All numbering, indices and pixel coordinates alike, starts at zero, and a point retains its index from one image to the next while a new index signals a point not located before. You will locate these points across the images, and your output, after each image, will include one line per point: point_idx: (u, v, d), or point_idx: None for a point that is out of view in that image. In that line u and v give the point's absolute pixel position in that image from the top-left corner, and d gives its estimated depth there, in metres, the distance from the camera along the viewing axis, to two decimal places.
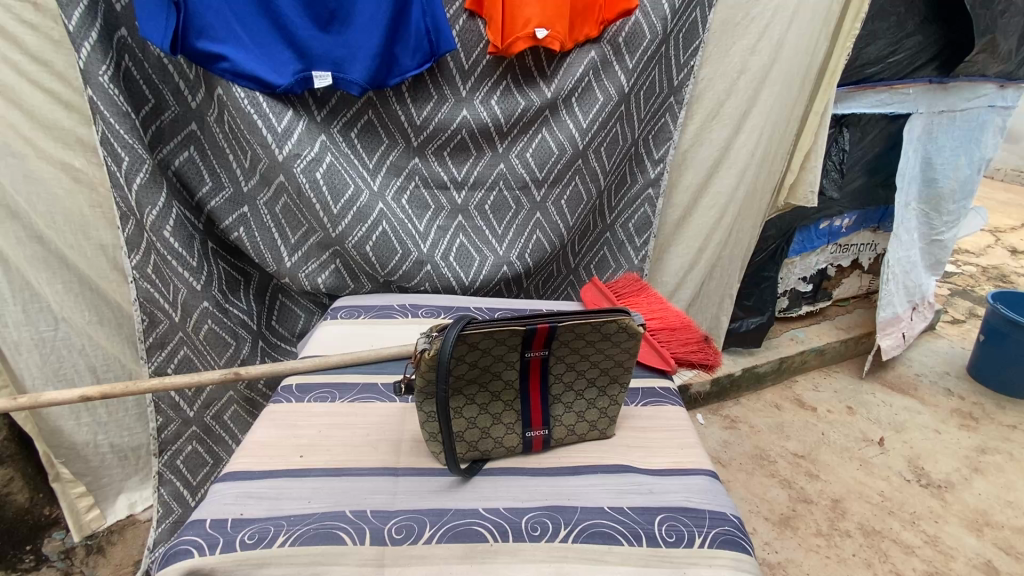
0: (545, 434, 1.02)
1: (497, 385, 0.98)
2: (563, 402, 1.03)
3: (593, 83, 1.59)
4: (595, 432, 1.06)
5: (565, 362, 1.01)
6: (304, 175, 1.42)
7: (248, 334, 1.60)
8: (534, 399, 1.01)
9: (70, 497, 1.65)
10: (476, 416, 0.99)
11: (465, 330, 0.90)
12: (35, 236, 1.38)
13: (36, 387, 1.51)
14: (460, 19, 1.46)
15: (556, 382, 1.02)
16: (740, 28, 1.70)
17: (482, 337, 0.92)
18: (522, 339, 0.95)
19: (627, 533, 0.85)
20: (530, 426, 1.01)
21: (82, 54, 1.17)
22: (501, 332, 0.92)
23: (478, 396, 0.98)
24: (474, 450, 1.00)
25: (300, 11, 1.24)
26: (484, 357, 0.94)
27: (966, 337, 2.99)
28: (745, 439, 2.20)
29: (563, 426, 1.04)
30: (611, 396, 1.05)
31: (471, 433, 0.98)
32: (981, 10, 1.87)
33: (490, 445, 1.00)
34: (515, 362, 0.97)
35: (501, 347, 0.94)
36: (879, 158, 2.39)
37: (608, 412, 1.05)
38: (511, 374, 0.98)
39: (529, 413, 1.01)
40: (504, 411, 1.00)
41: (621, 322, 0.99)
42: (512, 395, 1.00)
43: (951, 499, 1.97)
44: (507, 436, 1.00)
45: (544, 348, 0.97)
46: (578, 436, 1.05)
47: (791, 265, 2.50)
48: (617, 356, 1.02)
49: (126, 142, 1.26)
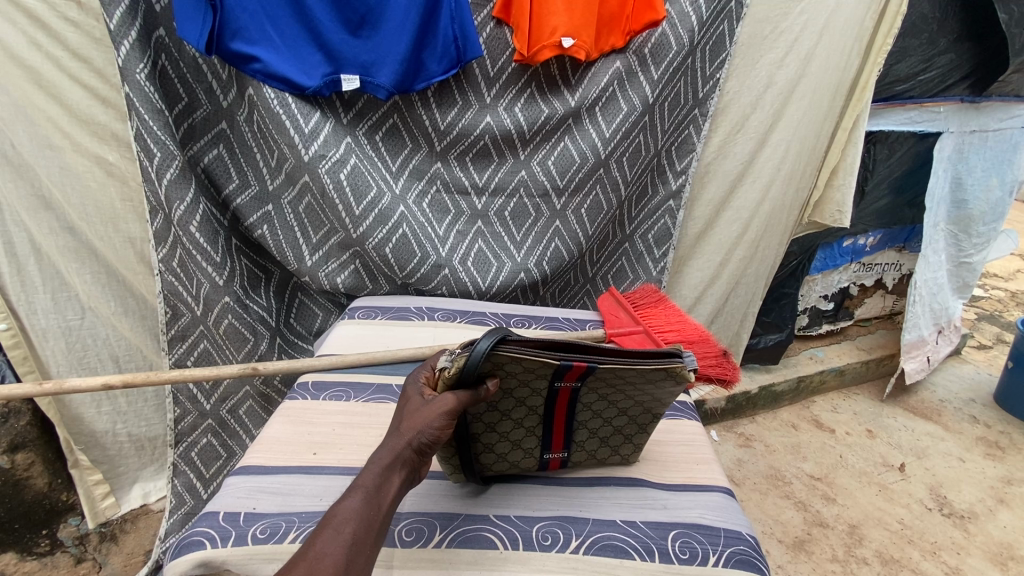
0: (563, 456, 0.97)
1: (520, 411, 0.90)
2: (590, 429, 0.96)
3: (617, 92, 1.59)
4: (616, 457, 1.00)
5: (598, 393, 0.92)
6: (328, 176, 1.45)
7: (267, 330, 1.62)
8: (558, 427, 0.93)
9: (87, 484, 1.68)
10: (494, 441, 0.91)
11: (493, 351, 0.80)
12: (68, 227, 1.42)
13: (61, 373, 1.55)
14: (487, 26, 1.48)
15: (584, 410, 0.94)
16: (768, 41, 1.69)
17: (511, 361, 0.82)
18: (556, 368, 0.84)
19: (640, 547, 0.84)
20: (549, 448, 0.95)
21: (122, 51, 1.20)
22: (533, 360, 0.82)
23: (499, 423, 0.90)
24: (487, 468, 0.94)
25: (332, 15, 1.27)
26: (509, 382, 0.85)
27: (994, 364, 2.90)
28: (759, 458, 2.16)
29: (584, 450, 0.98)
30: (643, 426, 0.98)
31: (486, 455, 0.92)
32: (1016, 30, 1.81)
33: (505, 465, 0.95)
34: (541, 388, 0.88)
35: (529, 374, 0.85)
36: (909, 177, 2.34)
37: (637, 442, 1.00)
38: (537, 401, 0.89)
39: (550, 439, 0.94)
40: (525, 437, 0.92)
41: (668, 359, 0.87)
42: (535, 422, 0.92)
43: (975, 531, 1.90)
44: (525, 459, 0.95)
45: (576, 377, 0.87)
46: (598, 460, 1.00)
47: (813, 282, 2.45)
48: (658, 393, 0.93)
49: (158, 138, 1.29)
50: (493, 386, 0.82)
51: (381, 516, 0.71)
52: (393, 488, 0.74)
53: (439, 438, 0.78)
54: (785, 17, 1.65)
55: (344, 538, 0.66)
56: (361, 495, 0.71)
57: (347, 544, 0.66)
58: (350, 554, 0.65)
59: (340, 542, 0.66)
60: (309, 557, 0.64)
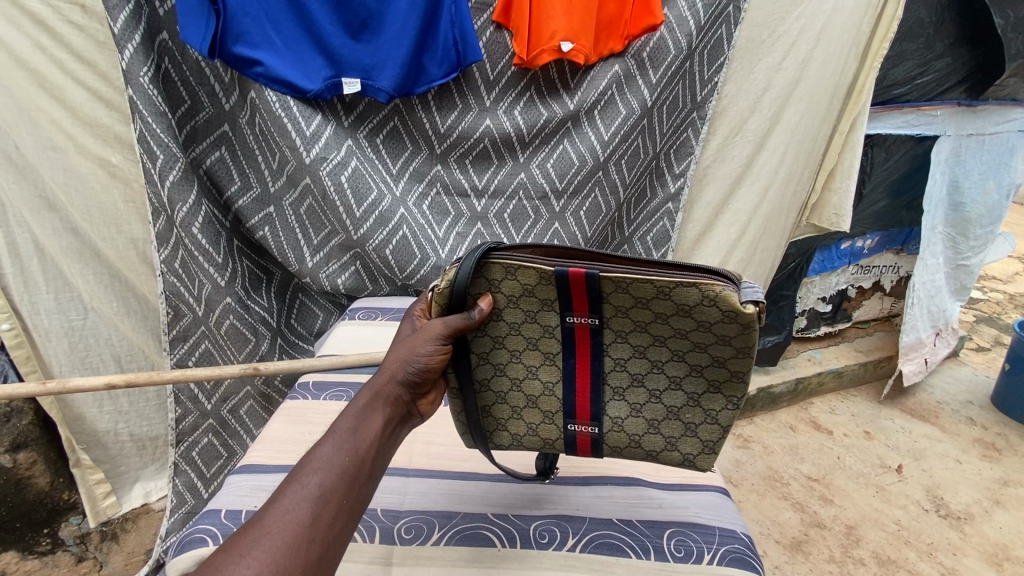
0: (592, 432, 0.86)
1: (533, 356, 0.83)
2: (630, 402, 0.83)
3: (616, 96, 1.61)
4: (672, 449, 0.85)
5: (631, 346, 0.80)
6: (330, 178, 1.47)
7: (267, 331, 1.64)
8: (582, 385, 0.83)
9: (88, 484, 1.69)
10: (506, 391, 0.86)
11: (484, 261, 0.78)
12: (71, 228, 1.43)
13: (63, 373, 1.57)
14: (487, 30, 1.49)
15: (619, 371, 0.82)
16: (766, 45, 1.70)
17: (505, 277, 0.78)
18: (558, 292, 0.77)
19: (635, 546, 0.85)
20: (573, 417, 0.85)
21: (126, 54, 1.22)
22: (526, 274, 0.77)
23: (509, 368, 0.85)
24: (504, 431, 0.89)
25: (334, 19, 1.28)
26: (512, 311, 0.81)
27: (992, 366, 2.91)
28: (757, 459, 2.17)
29: (623, 431, 0.85)
30: (706, 409, 0.82)
31: (499, 411, 0.88)
32: (1015, 35, 1.81)
33: (523, 429, 0.88)
34: (553, 327, 0.81)
35: (531, 298, 0.79)
36: (906, 180, 2.35)
37: (701, 434, 0.83)
38: (551, 345, 0.82)
39: (574, 403, 0.85)
40: (542, 394, 0.85)
41: (708, 289, 0.73)
42: (553, 375, 0.84)
43: (971, 532, 1.91)
44: (543, 425, 0.87)
45: (591, 312, 0.78)
46: (646, 449, 0.86)
47: (811, 284, 2.47)
48: (713, 350, 0.77)
49: (161, 140, 1.30)
50: (486, 305, 0.78)
51: (355, 463, 0.64)
52: (372, 432, 0.68)
53: (430, 366, 0.76)
54: (783, 21, 1.67)
55: (312, 489, 0.60)
56: (334, 441, 0.65)
57: (314, 496, 0.60)
58: (316, 508, 0.59)
59: (304, 496, 0.60)
60: (269, 515, 0.58)
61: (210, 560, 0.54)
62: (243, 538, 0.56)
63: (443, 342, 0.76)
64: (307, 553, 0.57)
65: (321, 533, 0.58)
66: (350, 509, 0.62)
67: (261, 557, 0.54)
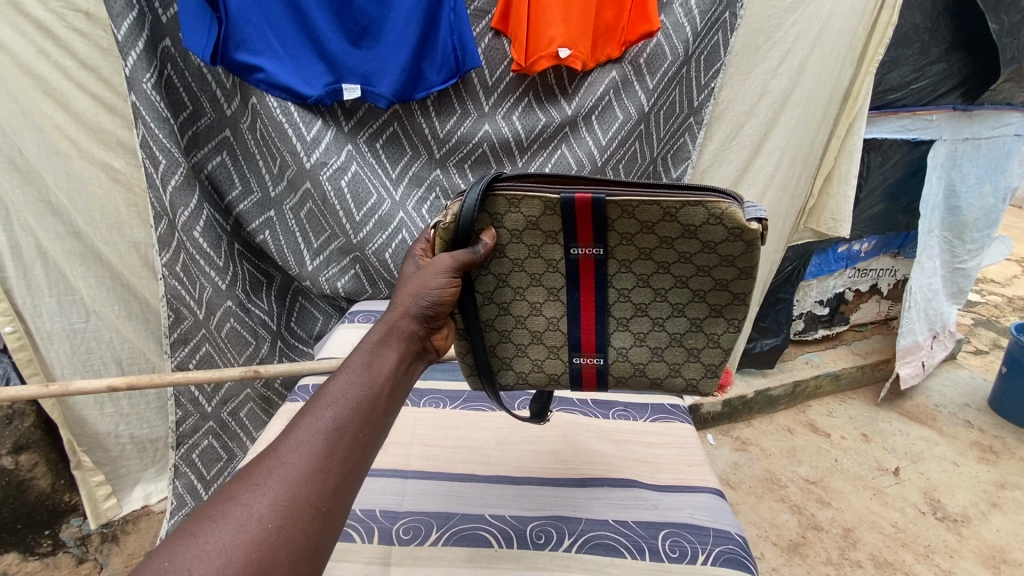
0: (598, 363, 0.88)
1: (537, 292, 0.85)
2: (633, 332, 0.86)
3: (613, 101, 1.63)
4: (676, 376, 0.88)
5: (635, 275, 0.83)
6: (330, 183, 1.49)
7: (267, 334, 1.65)
8: (587, 319, 0.86)
9: (89, 485, 1.70)
10: (512, 330, 0.88)
11: (488, 194, 0.79)
12: (74, 232, 1.45)
13: (65, 375, 1.58)
14: (486, 37, 1.51)
15: (622, 301, 0.85)
16: (762, 51, 1.72)
17: (509, 210, 0.79)
18: (563, 222, 0.79)
19: (630, 546, 0.86)
20: (578, 351, 0.88)
21: (129, 61, 1.23)
22: (530, 205, 0.78)
23: (514, 306, 0.87)
24: (510, 370, 0.91)
25: (334, 26, 1.30)
26: (516, 245, 0.82)
27: (990, 369, 2.92)
28: (755, 462, 2.18)
29: (629, 362, 0.87)
30: (708, 334, 0.85)
31: (505, 349, 0.89)
32: (1008, 39, 1.84)
33: (528, 367, 0.90)
34: (557, 261, 0.83)
35: (534, 232, 0.80)
36: (902, 184, 2.37)
37: (704, 359, 0.86)
38: (554, 279, 0.84)
39: (580, 337, 0.87)
40: (547, 330, 0.87)
41: (714, 208, 0.76)
42: (558, 310, 0.86)
43: (968, 534, 1.92)
44: (549, 360, 0.89)
45: (596, 242, 0.80)
46: (651, 379, 0.88)
47: (807, 287, 2.48)
48: (716, 273, 0.80)
49: (163, 145, 1.32)
50: (489, 239, 0.79)
51: (371, 395, 0.60)
52: (387, 366, 0.65)
53: (442, 300, 0.74)
54: (779, 27, 1.69)
55: (328, 419, 0.56)
56: (348, 373, 0.61)
57: (329, 427, 0.55)
58: (331, 440, 0.55)
59: (318, 429, 0.55)
60: (282, 447, 0.53)
61: (219, 493, 0.50)
62: (255, 470, 0.51)
63: (453, 276, 0.75)
64: (324, 484, 0.52)
65: (338, 466, 0.54)
66: (368, 443, 0.58)
67: (276, 487, 0.50)
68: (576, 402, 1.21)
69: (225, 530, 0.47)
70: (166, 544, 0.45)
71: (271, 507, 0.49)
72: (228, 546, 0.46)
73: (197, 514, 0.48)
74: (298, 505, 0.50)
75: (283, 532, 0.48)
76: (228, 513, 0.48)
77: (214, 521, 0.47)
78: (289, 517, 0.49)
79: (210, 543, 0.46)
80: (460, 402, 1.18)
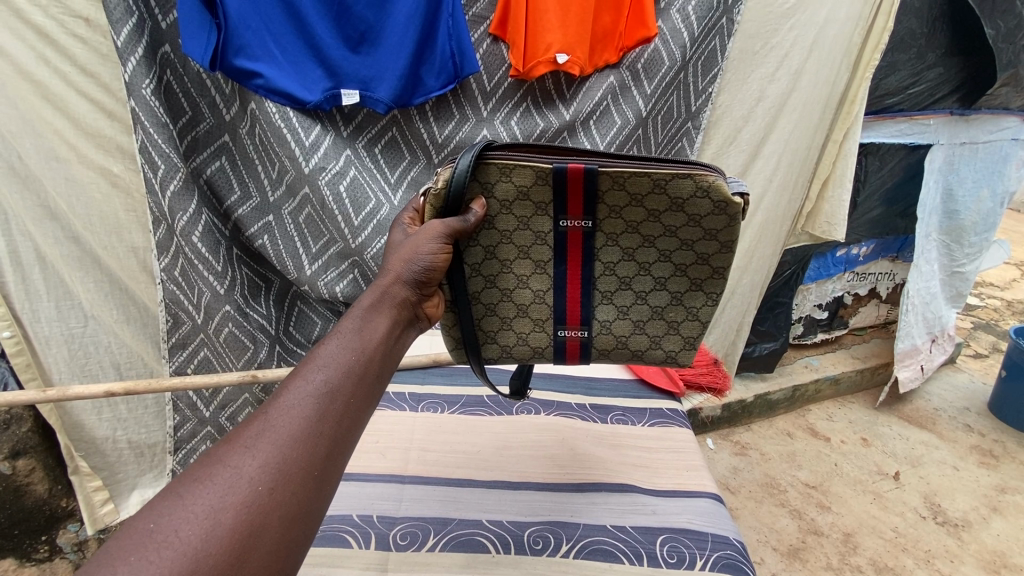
0: (581, 336, 0.89)
1: (525, 265, 0.85)
2: (617, 305, 0.87)
3: (611, 106, 1.64)
4: (657, 349, 0.89)
5: (622, 249, 0.84)
6: (328, 188, 1.51)
7: (265, 338, 1.66)
8: (573, 293, 0.86)
9: (87, 490, 1.69)
10: (498, 303, 0.87)
11: (480, 163, 0.78)
12: (72, 237, 1.45)
13: (63, 380, 1.58)
14: (484, 42, 1.52)
15: (606, 275, 0.86)
16: (759, 56, 1.73)
17: (500, 178, 0.79)
18: (554, 193, 0.79)
19: (628, 551, 0.86)
20: (563, 323, 0.88)
21: (128, 67, 1.24)
22: (521, 175, 0.78)
23: (501, 278, 0.86)
24: (495, 344, 0.90)
25: (333, 32, 1.31)
26: (505, 217, 0.82)
27: (990, 373, 2.92)
28: (755, 466, 2.17)
29: (611, 334, 0.89)
30: (688, 308, 0.87)
31: (489, 323, 0.88)
32: (1004, 45, 1.91)
33: (513, 340, 0.89)
34: (545, 233, 0.83)
35: (524, 203, 0.80)
36: (900, 188, 2.38)
37: (683, 331, 0.88)
38: (542, 251, 0.84)
39: (564, 309, 0.87)
40: (533, 304, 0.87)
41: (700, 181, 0.78)
42: (544, 283, 0.86)
43: (968, 539, 1.91)
44: (534, 333, 0.88)
45: (585, 214, 0.81)
46: (631, 350, 0.90)
47: (806, 291, 2.48)
48: (699, 247, 0.83)
49: (162, 151, 1.32)
50: (479, 208, 0.79)
51: (362, 361, 0.59)
52: (377, 334, 0.63)
53: (434, 266, 0.73)
54: (776, 32, 1.69)
55: (318, 384, 0.55)
56: (337, 339, 0.60)
57: (320, 392, 0.54)
58: (322, 405, 0.53)
59: (308, 393, 0.54)
60: (271, 410, 0.52)
61: (208, 456, 0.48)
62: (245, 433, 0.50)
63: (445, 242, 0.75)
64: (314, 448, 0.51)
65: (329, 429, 0.52)
66: (360, 408, 0.56)
67: (266, 449, 0.49)
68: (575, 406, 1.21)
69: (214, 491, 0.45)
70: (151, 508, 0.44)
71: (261, 469, 0.48)
72: (217, 508, 0.44)
73: (185, 478, 0.47)
74: (290, 467, 0.49)
75: (273, 493, 0.47)
76: (217, 475, 0.46)
77: (203, 483, 0.46)
78: (280, 479, 0.48)
79: (199, 505, 0.44)
80: (458, 407, 1.18)
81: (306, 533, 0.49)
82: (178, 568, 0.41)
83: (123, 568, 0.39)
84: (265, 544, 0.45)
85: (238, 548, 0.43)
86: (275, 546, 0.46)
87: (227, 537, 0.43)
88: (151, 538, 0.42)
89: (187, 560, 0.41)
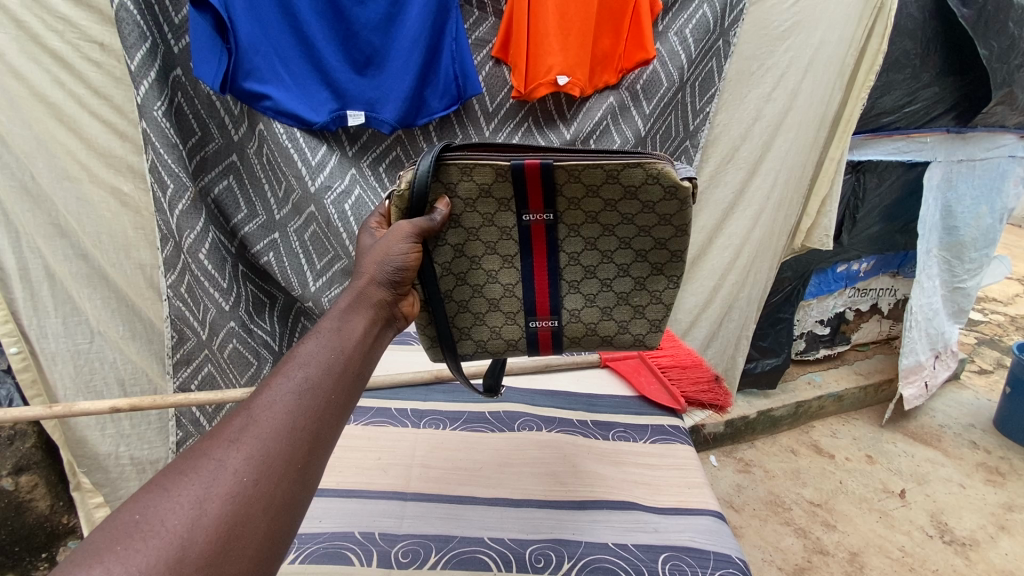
0: (553, 326, 0.87)
1: (493, 260, 0.83)
2: (584, 294, 0.85)
3: (611, 126, 1.67)
4: (627, 336, 0.88)
5: (583, 239, 0.82)
6: (334, 207, 1.55)
7: (269, 354, 1.68)
8: (540, 283, 0.85)
9: (88, 507, 1.70)
10: (469, 299, 0.85)
11: (440, 164, 0.77)
12: (82, 254, 1.48)
13: (67, 397, 1.59)
14: (486, 65, 1.56)
15: (572, 265, 0.84)
16: (756, 77, 1.76)
17: (462, 178, 0.78)
18: (514, 189, 0.78)
19: (629, 569, 0.85)
20: (534, 314, 0.86)
21: (141, 90, 1.27)
22: (481, 174, 0.77)
23: (470, 275, 0.84)
24: (469, 340, 0.88)
25: (339, 55, 1.35)
26: (470, 214, 0.80)
27: (995, 390, 2.90)
28: (759, 484, 2.16)
29: (580, 322, 0.86)
30: (652, 292, 0.85)
31: (463, 320, 0.86)
32: (998, 65, 1.93)
33: (486, 335, 0.88)
34: (510, 228, 0.81)
35: (489, 203, 0.79)
36: (900, 205, 2.40)
37: (648, 314, 0.86)
38: (509, 246, 0.82)
39: (534, 299, 0.85)
40: (503, 297, 0.85)
41: (651, 168, 0.77)
42: (512, 278, 0.84)
43: (976, 559, 1.88)
44: (507, 327, 0.87)
45: (546, 208, 0.80)
46: (602, 338, 0.88)
47: (807, 307, 2.48)
48: (656, 233, 0.81)
49: (172, 170, 1.35)
50: (444, 207, 0.77)
51: (343, 358, 0.57)
52: (358, 333, 0.61)
53: (408, 266, 0.71)
54: (771, 54, 1.73)
55: (298, 379, 0.52)
56: (318, 337, 0.57)
57: (301, 388, 0.52)
58: (303, 399, 0.51)
59: (291, 387, 0.51)
60: (254, 404, 0.49)
61: (190, 450, 0.46)
62: (227, 426, 0.48)
63: (415, 242, 0.72)
64: (295, 443, 0.48)
65: (311, 425, 0.50)
66: (345, 404, 0.54)
67: (250, 441, 0.46)
68: (576, 423, 1.21)
69: (199, 483, 0.43)
70: (135, 501, 0.41)
71: (246, 461, 0.45)
72: (203, 499, 0.42)
73: (167, 471, 0.44)
74: (275, 460, 0.46)
75: (259, 485, 0.45)
76: (199, 468, 0.44)
77: (186, 475, 0.44)
78: (266, 471, 0.46)
79: (185, 496, 0.42)
80: (460, 423, 1.18)
81: (291, 528, 0.46)
82: (164, 559, 0.39)
83: (106, 562, 0.37)
84: (252, 537, 0.43)
85: (224, 540, 0.41)
86: (262, 539, 0.44)
87: (213, 529, 0.41)
88: (137, 529, 0.39)
89: (172, 553, 0.39)
